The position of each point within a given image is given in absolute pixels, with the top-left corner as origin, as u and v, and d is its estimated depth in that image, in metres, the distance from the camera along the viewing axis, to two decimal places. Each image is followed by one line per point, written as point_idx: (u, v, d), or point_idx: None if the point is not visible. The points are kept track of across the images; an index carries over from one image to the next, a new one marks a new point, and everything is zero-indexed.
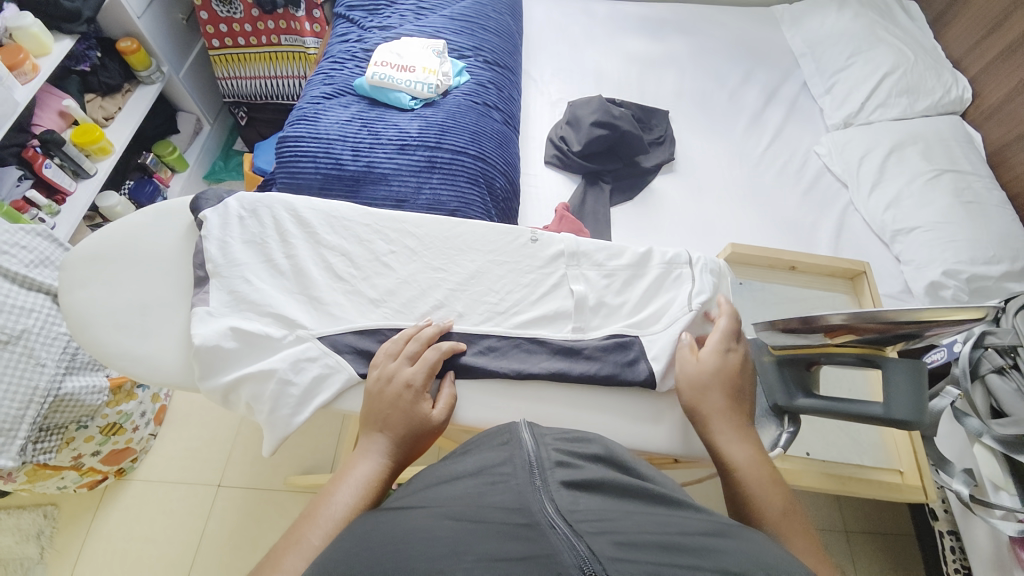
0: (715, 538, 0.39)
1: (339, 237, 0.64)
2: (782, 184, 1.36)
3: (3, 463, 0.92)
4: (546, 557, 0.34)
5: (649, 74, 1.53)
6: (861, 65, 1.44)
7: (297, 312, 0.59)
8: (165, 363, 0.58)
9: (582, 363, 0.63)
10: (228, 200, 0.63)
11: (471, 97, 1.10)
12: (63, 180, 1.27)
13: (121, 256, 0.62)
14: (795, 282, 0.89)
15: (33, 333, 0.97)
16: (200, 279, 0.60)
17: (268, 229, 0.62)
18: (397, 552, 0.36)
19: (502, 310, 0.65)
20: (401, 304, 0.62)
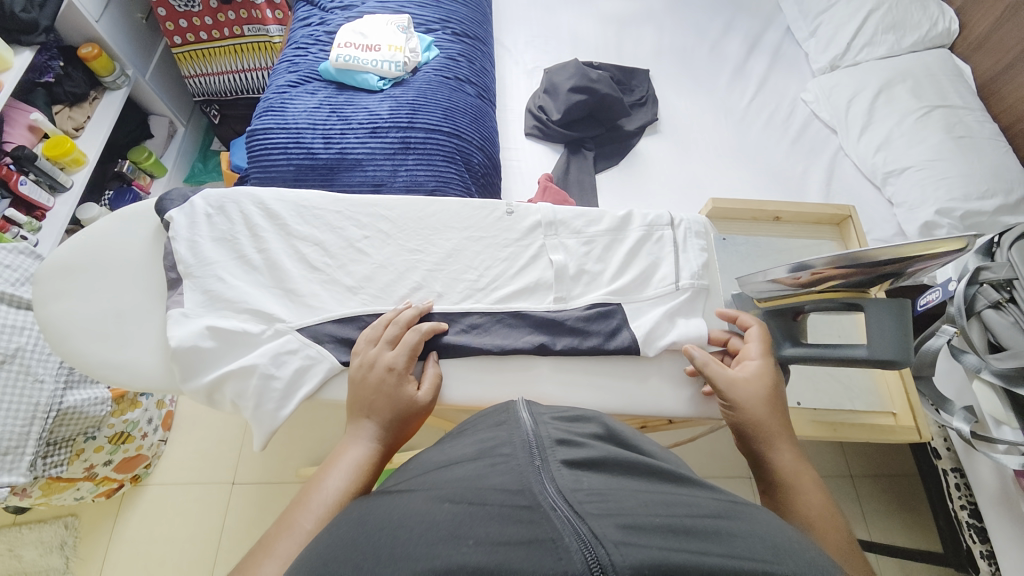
0: (724, 520, 0.38)
1: (310, 227, 0.62)
2: (769, 136, 1.32)
3: (15, 480, 0.94)
4: (549, 541, 0.33)
5: (626, 35, 1.48)
6: (845, 4, 1.39)
7: (275, 306, 0.58)
8: (147, 368, 0.57)
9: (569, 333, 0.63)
10: (193, 199, 0.61)
11: (442, 72, 1.06)
12: (40, 196, 1.24)
13: (91, 265, 0.61)
14: (782, 233, 0.87)
15: (27, 350, 0.99)
16: (173, 280, 0.59)
17: (237, 224, 0.61)
18: (394, 542, 0.35)
19: (483, 286, 0.64)
20: (379, 289, 0.61)
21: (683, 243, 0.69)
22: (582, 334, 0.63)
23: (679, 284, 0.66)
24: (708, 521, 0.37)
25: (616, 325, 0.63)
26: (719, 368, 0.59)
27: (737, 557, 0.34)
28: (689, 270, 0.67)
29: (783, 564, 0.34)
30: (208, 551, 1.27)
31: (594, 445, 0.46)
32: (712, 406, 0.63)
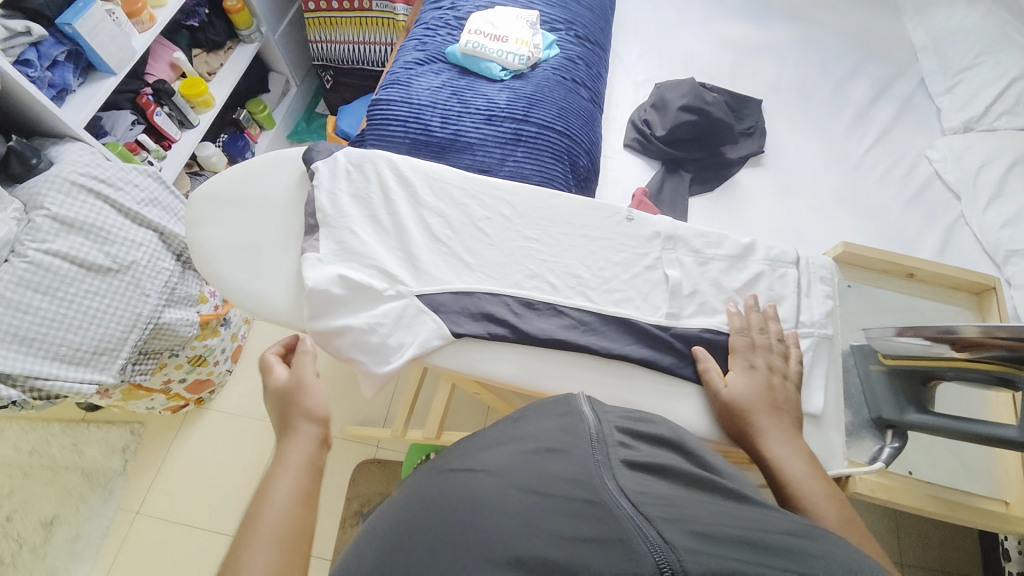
0: (802, 539, 0.36)
1: (438, 201, 0.65)
2: (881, 189, 1.25)
3: (105, 379, 1.02)
4: (618, 542, 0.34)
5: (743, 62, 1.44)
6: (988, 66, 1.30)
7: (397, 268, 0.61)
8: (275, 301, 0.60)
9: (672, 349, 0.62)
10: (337, 154, 0.66)
11: (560, 72, 1.08)
12: (170, 128, 1.34)
13: (238, 199, 0.65)
14: (913, 292, 0.82)
15: (140, 265, 1.05)
16: (310, 227, 0.62)
17: (374, 185, 0.65)
18: (469, 521, 0.37)
19: (592, 285, 0.64)
20: (492, 270, 0.62)
21: (807, 287, 0.66)
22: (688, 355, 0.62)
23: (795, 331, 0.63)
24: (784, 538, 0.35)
25: (724, 356, 0.62)
26: (713, 372, 0.59)
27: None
28: (809, 315, 0.64)
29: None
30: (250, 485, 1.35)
31: (648, 448, 0.45)
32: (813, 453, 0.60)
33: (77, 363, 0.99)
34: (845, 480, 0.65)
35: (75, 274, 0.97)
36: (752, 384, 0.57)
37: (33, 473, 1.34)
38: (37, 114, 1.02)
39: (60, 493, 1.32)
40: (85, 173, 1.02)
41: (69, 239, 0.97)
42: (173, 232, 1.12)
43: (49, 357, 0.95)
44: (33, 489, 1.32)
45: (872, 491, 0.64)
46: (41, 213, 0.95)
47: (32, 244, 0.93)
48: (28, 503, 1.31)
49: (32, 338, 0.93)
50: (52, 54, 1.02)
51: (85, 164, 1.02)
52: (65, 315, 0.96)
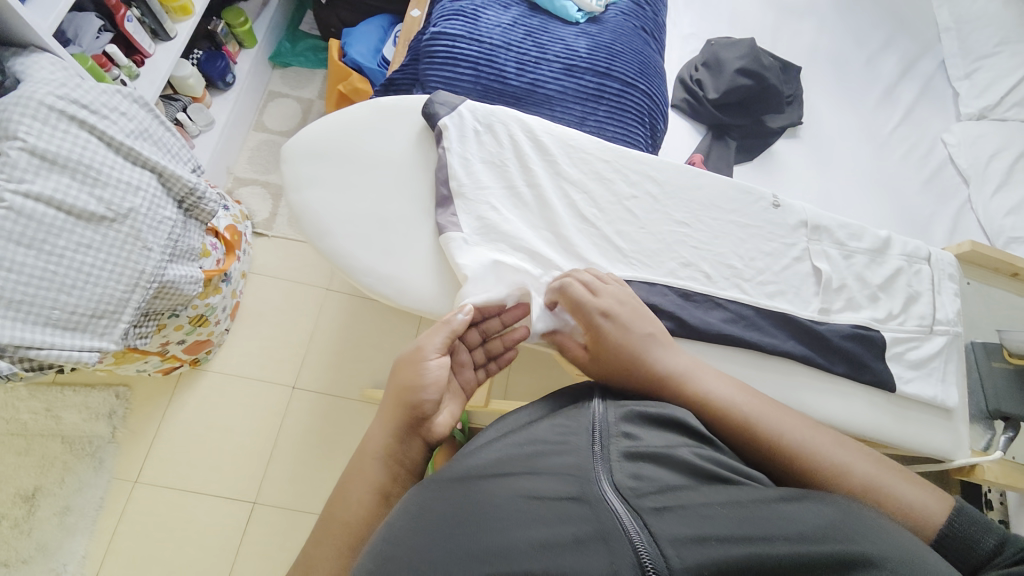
0: (789, 503, 0.39)
1: (580, 172, 0.71)
2: (903, 168, 1.29)
3: (107, 346, 0.85)
4: (600, 539, 0.36)
5: (786, 24, 1.40)
6: (1008, 56, 1.33)
7: (545, 250, 0.67)
8: (409, 278, 0.67)
9: (822, 346, 0.67)
10: (463, 111, 0.71)
11: (631, 18, 0.96)
12: (144, 39, 1.10)
13: (364, 171, 0.70)
14: (1014, 290, 0.86)
15: (140, 213, 0.86)
16: (444, 198, 0.68)
17: (506, 149, 0.71)
18: (461, 530, 0.37)
19: (746, 277, 0.69)
20: (647, 257, 0.68)
21: (939, 284, 0.72)
22: (826, 346, 0.67)
23: (933, 328, 0.69)
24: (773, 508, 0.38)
25: (833, 341, 0.66)
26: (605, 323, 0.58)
27: (791, 544, 0.35)
28: (944, 313, 0.70)
29: (858, 547, 0.35)
30: (261, 450, 1.26)
31: (652, 435, 0.46)
32: (902, 429, 0.66)
33: (73, 329, 0.81)
34: (971, 467, 0.71)
35: (64, 224, 0.78)
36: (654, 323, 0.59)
37: (4, 442, 1.20)
38: None
39: (38, 463, 1.19)
40: (63, 96, 0.80)
41: (52, 180, 0.77)
42: (176, 173, 0.91)
43: (40, 323, 0.77)
44: (6, 460, 1.18)
45: (997, 477, 0.70)
46: (14, 145, 0.75)
47: (7, 186, 0.74)
48: (2, 475, 1.17)
49: (18, 303, 0.75)
50: None
51: (60, 83, 0.81)
52: (55, 274, 0.78)
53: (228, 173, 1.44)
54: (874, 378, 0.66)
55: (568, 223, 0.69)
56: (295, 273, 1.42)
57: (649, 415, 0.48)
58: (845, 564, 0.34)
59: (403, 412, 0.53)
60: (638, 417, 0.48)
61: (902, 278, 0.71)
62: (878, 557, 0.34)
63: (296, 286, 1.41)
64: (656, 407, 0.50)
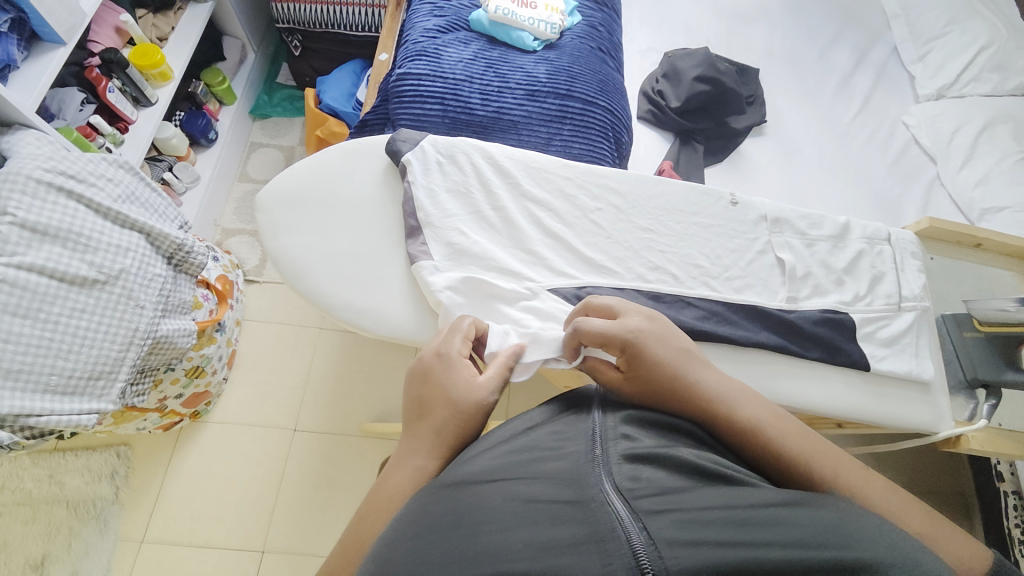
0: (792, 508, 0.37)
1: (543, 190, 0.74)
2: (868, 152, 1.32)
3: (105, 407, 0.86)
4: (595, 541, 0.33)
5: (739, 30, 1.46)
6: (957, 36, 1.38)
7: (518, 269, 0.70)
8: (388, 310, 0.69)
9: (795, 334, 0.69)
10: (425, 145, 0.75)
11: (587, 40, 1.01)
12: (126, 107, 1.15)
13: (338, 210, 0.73)
14: (977, 259, 0.90)
15: (130, 273, 0.88)
16: (414, 228, 0.71)
17: (470, 177, 0.74)
18: (456, 537, 0.36)
19: (714, 274, 0.72)
20: (616, 265, 0.71)
21: (902, 263, 0.75)
22: (798, 333, 0.69)
23: (902, 304, 0.72)
24: (773, 511, 0.36)
25: (803, 326, 0.69)
26: (587, 330, 0.57)
27: (795, 547, 0.33)
28: (911, 289, 0.74)
29: (855, 551, 0.33)
30: (269, 495, 1.25)
31: (652, 437, 0.44)
32: (875, 403, 0.69)
33: (71, 393, 0.82)
34: (957, 438, 0.72)
35: (57, 291, 0.80)
36: (643, 319, 0.57)
37: (8, 512, 1.19)
38: None
39: (44, 531, 1.18)
40: (50, 168, 0.83)
41: (43, 250, 0.79)
42: (164, 232, 0.94)
43: (39, 390, 0.78)
44: (12, 530, 1.17)
45: (983, 445, 0.70)
46: (4, 220, 0.76)
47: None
48: (9, 546, 1.16)
49: (17, 372, 0.76)
50: None
51: (49, 157, 0.83)
52: (52, 340, 0.79)
53: (216, 225, 1.48)
54: (845, 358, 0.69)
55: (538, 239, 0.72)
56: (288, 315, 1.44)
57: (650, 419, 0.47)
58: (845, 568, 0.32)
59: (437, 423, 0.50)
60: (638, 421, 0.47)
61: (862, 256, 0.75)
62: (877, 563, 0.32)
63: (287, 328, 1.42)
64: (660, 413, 0.48)
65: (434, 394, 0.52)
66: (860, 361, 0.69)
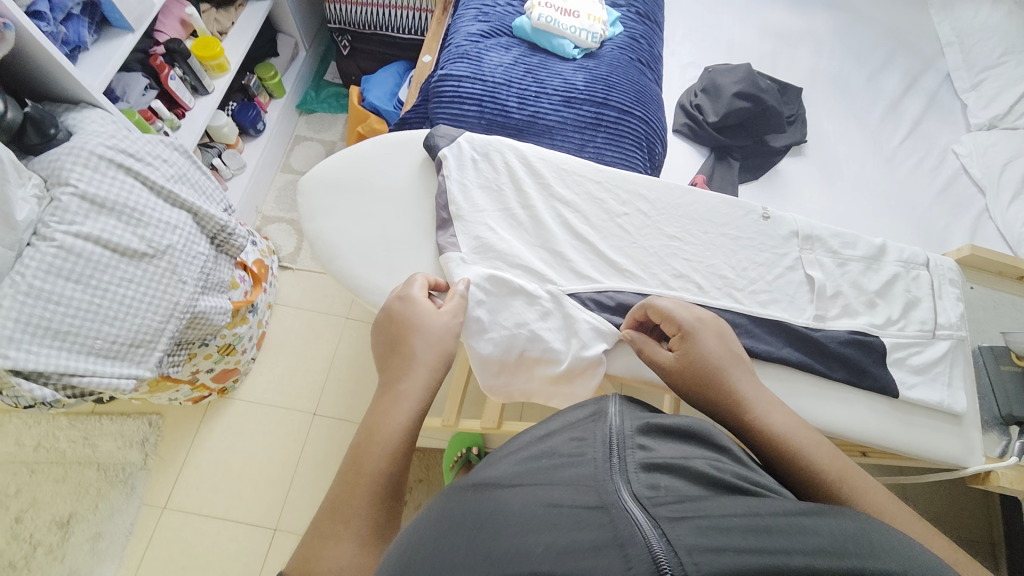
0: (808, 518, 0.36)
1: (572, 193, 0.75)
2: (914, 179, 1.27)
3: (142, 373, 0.91)
4: (616, 545, 0.33)
5: (784, 50, 1.43)
6: (1015, 65, 1.33)
7: (543, 268, 0.70)
8: None
9: (819, 353, 0.68)
10: (461, 143, 0.77)
11: (627, 52, 1.02)
12: (184, 94, 1.22)
13: (372, 200, 0.76)
14: (1022, 294, 0.86)
15: (176, 249, 0.93)
16: (443, 220, 0.73)
17: (502, 174, 0.76)
18: (478, 538, 0.36)
19: (739, 286, 0.71)
20: (640, 271, 0.72)
21: (939, 289, 0.73)
22: (824, 352, 0.68)
23: (936, 332, 0.70)
24: (790, 520, 0.35)
25: (827, 346, 0.68)
26: (646, 342, 0.62)
27: (816, 556, 0.33)
28: (947, 317, 0.71)
29: (876, 562, 0.33)
30: (285, 475, 1.29)
31: (669, 447, 0.44)
32: (904, 433, 0.66)
33: (112, 357, 0.87)
34: (986, 474, 0.69)
35: (109, 260, 0.85)
36: (718, 345, 0.59)
37: (43, 470, 1.26)
38: (53, 74, 0.91)
39: (74, 490, 1.25)
40: (111, 146, 0.89)
41: (99, 221, 0.85)
42: (209, 213, 1.00)
43: (84, 352, 0.83)
44: (45, 487, 1.25)
45: (1013, 484, 0.68)
46: (66, 191, 0.82)
47: (59, 227, 0.81)
48: (38, 502, 1.23)
49: (65, 333, 0.81)
50: (68, 7, 0.91)
51: (111, 135, 0.90)
52: (100, 305, 0.84)
53: (257, 211, 1.55)
54: (871, 382, 0.67)
55: (564, 239, 0.73)
56: (316, 302, 1.48)
57: (666, 427, 0.46)
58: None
59: (412, 360, 0.56)
60: (655, 429, 0.46)
61: (895, 282, 0.73)
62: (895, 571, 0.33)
63: (314, 315, 1.47)
64: (676, 419, 0.47)
65: (404, 341, 0.58)
66: (887, 386, 0.67)
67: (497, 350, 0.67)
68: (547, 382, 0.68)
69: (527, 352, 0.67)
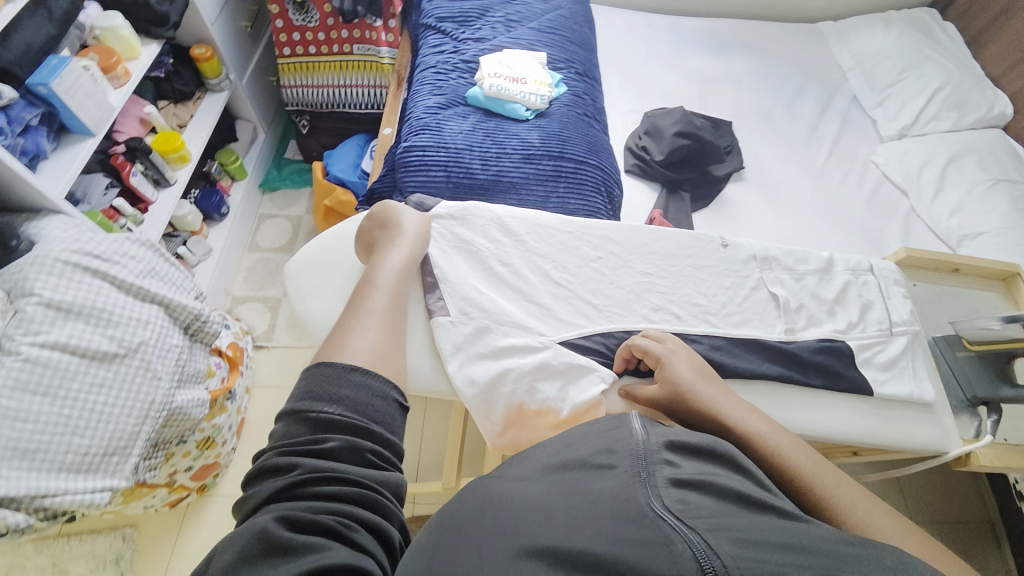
0: (850, 545, 0.36)
1: (546, 244, 0.80)
2: (846, 189, 1.41)
3: (117, 484, 0.85)
4: (663, 544, 0.35)
5: (710, 90, 1.59)
6: (912, 80, 1.51)
7: (530, 318, 0.73)
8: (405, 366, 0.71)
9: (797, 364, 0.72)
10: (438, 210, 0.80)
11: (573, 108, 1.11)
12: (146, 189, 1.23)
13: (355, 273, 0.78)
14: (960, 284, 0.95)
15: (149, 345, 0.90)
16: (431, 282, 0.74)
17: (478, 233, 0.80)
18: (516, 537, 0.38)
19: (713, 311, 0.76)
20: (620, 309, 0.76)
21: (888, 291, 0.80)
22: (801, 362, 0.72)
23: (893, 330, 0.76)
24: (831, 545, 0.35)
25: (803, 356, 0.72)
26: (640, 386, 0.67)
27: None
28: (900, 315, 0.78)
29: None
30: None
31: (695, 462, 0.43)
32: (884, 429, 0.70)
33: (84, 471, 0.81)
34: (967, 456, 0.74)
35: (77, 367, 0.81)
36: (692, 375, 0.62)
37: None
38: (14, 186, 0.90)
39: None
40: (77, 250, 0.87)
41: (67, 327, 0.82)
42: (182, 303, 0.98)
43: (53, 470, 0.78)
44: None
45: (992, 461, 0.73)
46: (31, 300, 0.80)
47: (25, 339, 0.78)
48: None
49: (33, 452, 0.76)
50: (25, 119, 0.92)
51: (76, 240, 0.89)
52: (70, 417, 0.80)
53: (227, 293, 1.53)
54: (848, 386, 0.71)
55: (545, 288, 0.76)
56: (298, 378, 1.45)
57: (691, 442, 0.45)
58: None
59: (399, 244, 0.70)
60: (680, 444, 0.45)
61: (849, 287, 0.79)
62: None
63: None
64: (702, 436, 0.46)
65: (389, 232, 0.71)
66: (862, 386, 0.71)
67: (493, 408, 0.68)
68: (552, 430, 0.68)
69: (526, 405, 0.68)
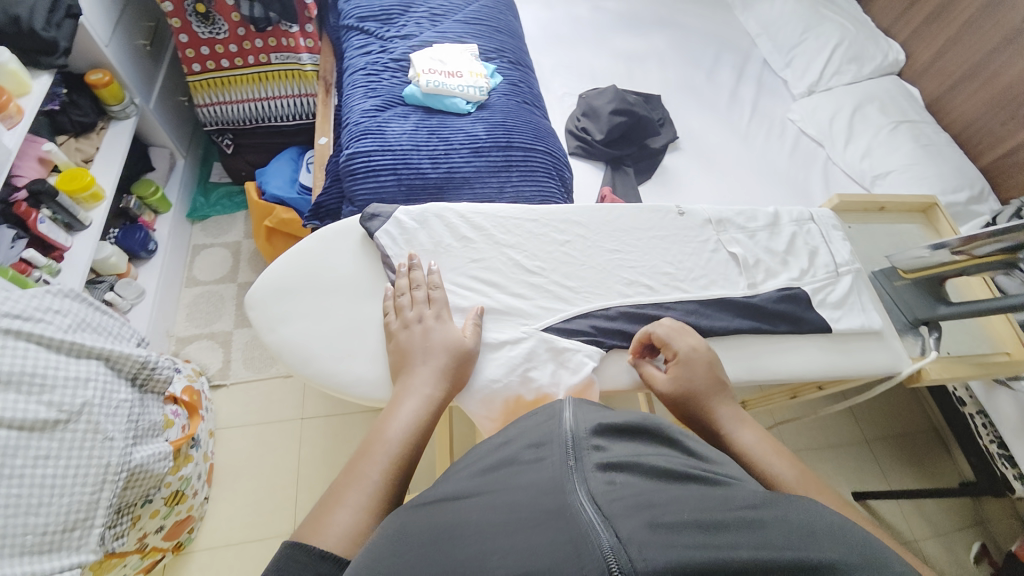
0: (761, 507, 0.35)
1: (514, 235, 0.80)
2: (771, 146, 1.51)
3: (87, 558, 0.76)
4: (569, 545, 0.32)
5: (636, 67, 1.64)
6: (814, 39, 1.63)
7: (510, 310, 0.73)
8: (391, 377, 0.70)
9: (762, 314, 0.77)
10: (400, 215, 0.78)
11: (512, 97, 1.11)
12: (59, 236, 1.11)
13: (324, 292, 0.75)
14: (885, 220, 1.05)
15: (94, 405, 0.80)
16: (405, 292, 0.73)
17: (444, 232, 0.79)
18: (433, 554, 0.34)
19: (681, 276, 0.80)
20: (595, 288, 0.77)
21: (829, 235, 0.87)
22: (766, 312, 0.77)
23: (839, 270, 0.83)
24: (740, 511, 0.34)
25: (767, 306, 0.77)
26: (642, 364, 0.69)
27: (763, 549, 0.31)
28: (842, 256, 0.85)
29: (821, 552, 0.32)
30: None
31: (622, 446, 0.42)
32: (846, 363, 0.77)
33: (48, 550, 0.73)
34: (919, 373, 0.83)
35: (16, 442, 0.72)
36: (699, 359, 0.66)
37: None
38: None
39: None
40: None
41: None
42: (124, 353, 0.88)
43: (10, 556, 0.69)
44: None
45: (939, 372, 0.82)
46: None
47: None
48: None
49: None
50: None
51: None
52: (20, 496, 0.71)
53: (169, 335, 1.42)
54: (809, 327, 0.77)
55: (520, 278, 0.76)
56: (266, 411, 1.37)
57: (619, 426, 0.45)
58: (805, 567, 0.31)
59: (431, 370, 0.64)
60: (608, 428, 0.45)
61: (796, 237, 0.86)
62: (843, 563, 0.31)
63: (268, 426, 1.35)
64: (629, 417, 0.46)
65: (417, 347, 0.66)
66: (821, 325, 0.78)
67: (492, 404, 0.68)
68: None
69: (523, 396, 0.68)
